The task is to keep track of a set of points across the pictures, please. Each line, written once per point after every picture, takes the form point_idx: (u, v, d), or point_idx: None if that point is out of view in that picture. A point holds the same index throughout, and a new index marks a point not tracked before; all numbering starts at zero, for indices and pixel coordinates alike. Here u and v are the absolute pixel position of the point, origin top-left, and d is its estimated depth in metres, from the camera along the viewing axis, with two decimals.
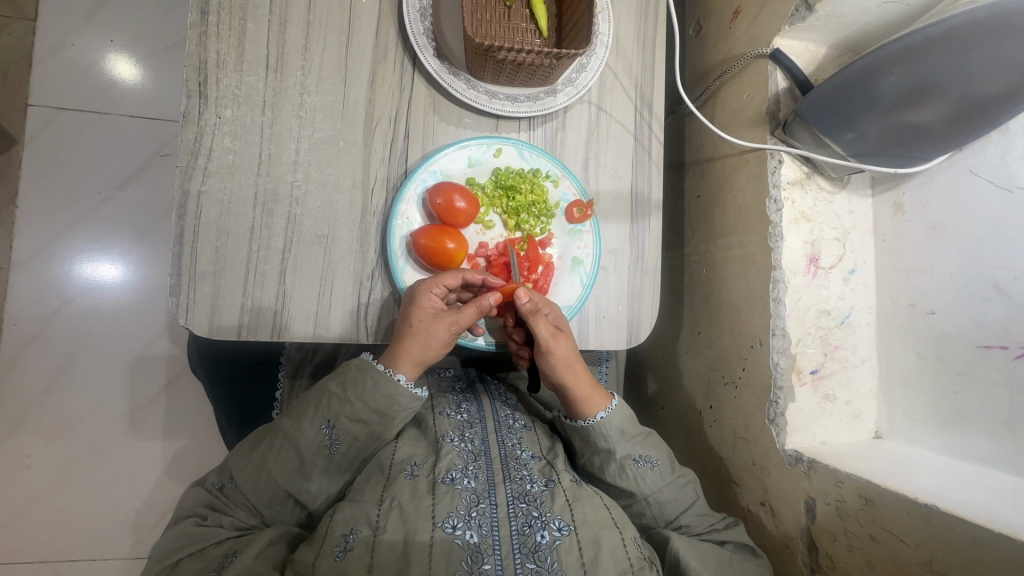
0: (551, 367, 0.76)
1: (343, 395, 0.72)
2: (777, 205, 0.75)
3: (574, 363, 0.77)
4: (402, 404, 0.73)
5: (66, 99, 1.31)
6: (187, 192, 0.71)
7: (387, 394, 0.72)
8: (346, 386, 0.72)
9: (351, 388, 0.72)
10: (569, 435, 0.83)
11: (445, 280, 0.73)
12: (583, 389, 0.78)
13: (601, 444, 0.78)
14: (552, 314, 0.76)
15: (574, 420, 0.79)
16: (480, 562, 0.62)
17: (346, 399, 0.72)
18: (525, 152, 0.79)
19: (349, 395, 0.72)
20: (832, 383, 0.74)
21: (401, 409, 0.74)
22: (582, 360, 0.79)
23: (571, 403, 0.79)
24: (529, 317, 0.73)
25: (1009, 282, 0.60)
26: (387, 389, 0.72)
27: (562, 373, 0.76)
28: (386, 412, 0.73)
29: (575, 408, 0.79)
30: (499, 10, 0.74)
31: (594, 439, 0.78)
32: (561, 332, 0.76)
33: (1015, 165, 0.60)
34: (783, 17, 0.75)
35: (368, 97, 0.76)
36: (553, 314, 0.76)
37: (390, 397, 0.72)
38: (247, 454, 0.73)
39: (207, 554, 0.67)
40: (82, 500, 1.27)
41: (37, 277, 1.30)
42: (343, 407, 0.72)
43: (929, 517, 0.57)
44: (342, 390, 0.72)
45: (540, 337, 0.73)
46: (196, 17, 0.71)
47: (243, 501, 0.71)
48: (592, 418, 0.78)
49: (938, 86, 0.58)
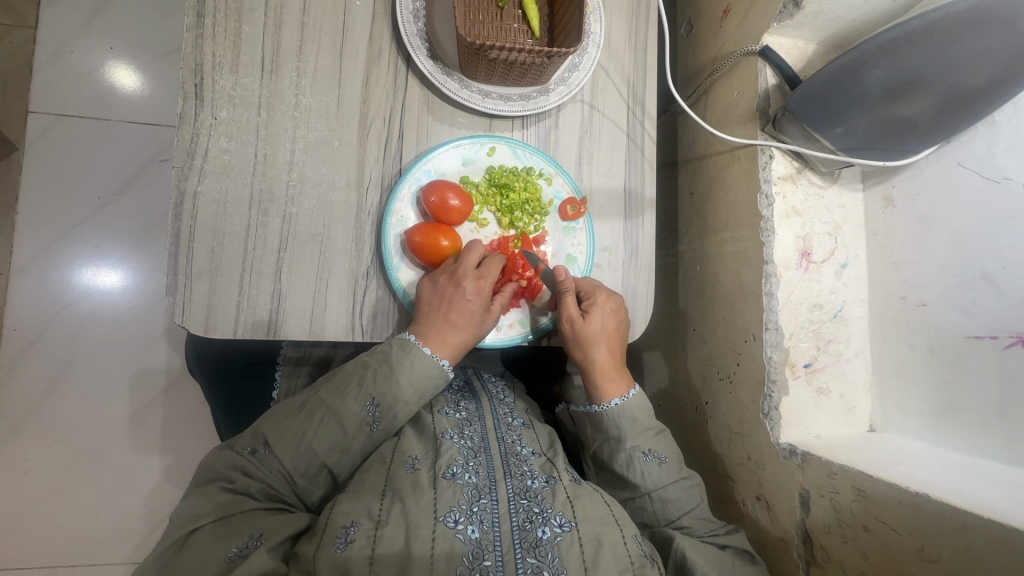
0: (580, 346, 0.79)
1: (389, 373, 0.73)
2: (768, 200, 0.76)
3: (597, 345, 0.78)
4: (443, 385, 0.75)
5: (66, 106, 1.33)
6: (184, 191, 0.71)
7: (426, 373, 0.74)
8: (391, 364, 0.73)
9: (397, 367, 0.73)
10: (580, 421, 0.83)
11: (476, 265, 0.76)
12: (603, 371, 0.79)
13: (610, 434, 0.79)
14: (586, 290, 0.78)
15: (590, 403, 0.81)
16: (481, 558, 0.62)
17: (393, 378, 0.73)
18: (519, 150, 0.80)
19: (396, 374, 0.73)
20: (826, 377, 0.74)
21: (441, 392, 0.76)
22: (614, 340, 0.79)
23: (591, 384, 0.80)
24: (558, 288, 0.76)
25: (998, 272, 0.60)
26: (427, 371, 0.74)
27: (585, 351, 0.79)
28: (423, 394, 0.74)
29: (592, 389, 0.80)
30: (492, 11, 0.75)
31: (605, 424, 0.79)
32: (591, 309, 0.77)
33: (1001, 156, 0.61)
34: (771, 15, 0.76)
35: (363, 97, 0.77)
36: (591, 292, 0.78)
37: (434, 377, 0.75)
38: (286, 421, 0.73)
39: (235, 526, 0.65)
40: (80, 504, 1.27)
41: (35, 282, 1.30)
42: (388, 385, 0.73)
43: (920, 505, 0.57)
44: (389, 367, 0.73)
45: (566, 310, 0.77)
46: (193, 20, 0.72)
47: (278, 469, 0.71)
48: (606, 404, 0.79)
49: (924, 79, 0.58)
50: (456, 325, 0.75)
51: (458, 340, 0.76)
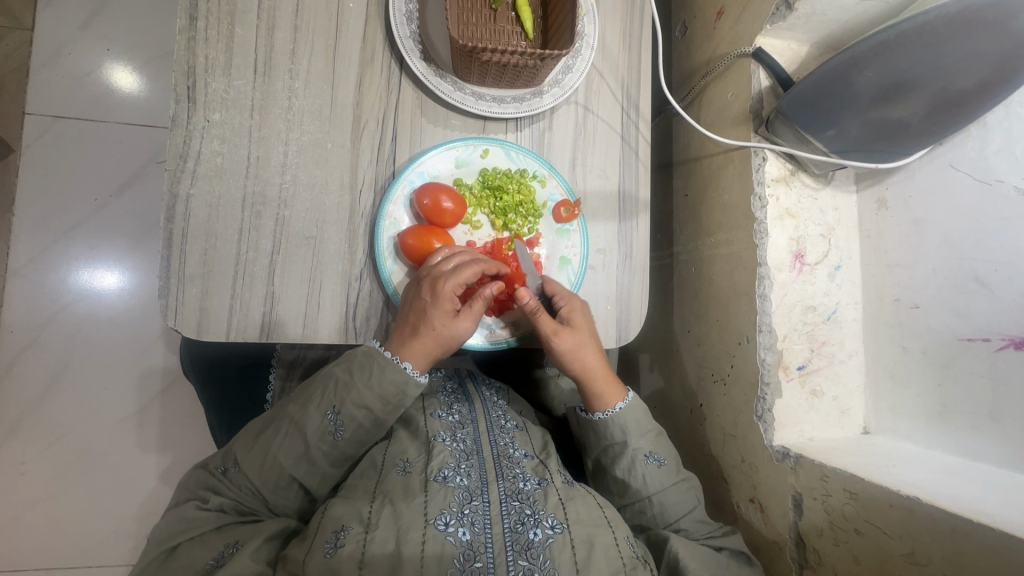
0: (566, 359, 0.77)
1: (348, 380, 0.73)
2: (762, 202, 0.76)
3: (585, 355, 0.78)
4: (404, 391, 0.74)
5: (63, 108, 1.33)
6: (176, 194, 0.71)
7: (387, 379, 0.73)
8: (352, 371, 0.73)
9: (357, 374, 0.73)
10: (583, 429, 0.83)
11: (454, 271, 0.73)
12: (598, 380, 0.79)
13: (615, 439, 0.79)
14: (568, 307, 0.77)
15: (592, 413, 0.80)
16: (472, 560, 0.62)
17: (352, 384, 0.73)
18: (512, 152, 0.80)
19: (355, 380, 0.73)
20: (820, 379, 0.74)
21: (404, 398, 0.75)
22: (597, 350, 0.79)
23: (587, 394, 0.80)
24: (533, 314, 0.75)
25: (990, 274, 0.60)
26: (391, 376, 0.73)
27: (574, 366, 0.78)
28: (385, 399, 0.74)
29: (591, 399, 0.80)
30: (485, 14, 0.75)
31: (608, 431, 0.79)
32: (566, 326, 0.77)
33: (993, 158, 0.61)
34: (764, 16, 0.76)
35: (356, 99, 0.77)
36: (568, 308, 0.77)
37: (395, 384, 0.73)
38: (255, 437, 0.74)
39: (208, 541, 0.66)
40: (77, 506, 1.27)
41: (32, 284, 1.31)
42: (348, 393, 0.73)
43: (911, 508, 0.57)
44: (348, 375, 0.73)
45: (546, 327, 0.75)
46: (185, 22, 0.72)
47: (247, 485, 0.72)
48: (609, 409, 0.79)
49: (916, 81, 0.58)
50: (417, 327, 0.72)
51: (419, 344, 0.73)
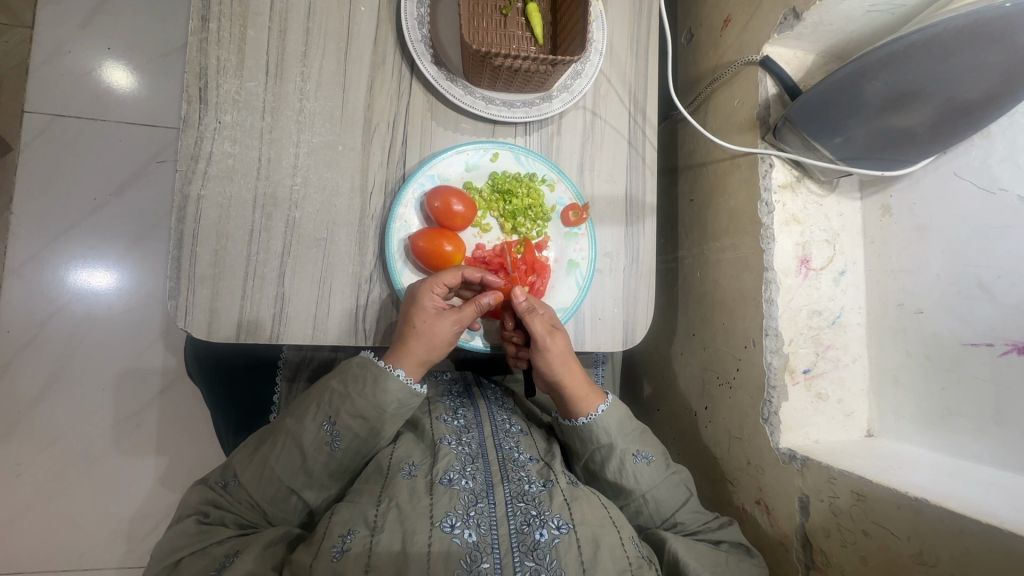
0: (549, 366, 0.77)
1: (343, 391, 0.74)
2: (768, 208, 0.77)
3: (569, 362, 0.78)
4: (399, 400, 0.75)
5: (62, 107, 1.32)
6: (187, 195, 0.71)
7: (383, 391, 0.73)
8: (347, 383, 0.74)
9: (352, 385, 0.74)
10: (568, 438, 0.84)
11: (445, 280, 0.73)
12: (579, 388, 0.80)
13: (601, 443, 0.79)
14: (547, 315, 0.78)
15: (574, 420, 0.80)
16: (478, 561, 0.62)
17: (347, 395, 0.74)
18: (522, 156, 0.80)
19: (349, 391, 0.74)
20: (825, 382, 0.75)
21: (398, 407, 0.75)
22: (578, 360, 0.80)
23: (567, 402, 0.80)
24: (525, 316, 0.74)
25: (993, 281, 0.61)
26: (384, 385, 0.74)
27: (560, 371, 0.78)
28: (382, 409, 0.74)
29: (573, 407, 0.80)
30: (496, 19, 0.76)
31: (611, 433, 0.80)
32: (558, 330, 0.78)
33: (997, 167, 0.62)
34: (771, 25, 0.77)
35: (367, 102, 0.77)
36: (548, 314, 0.78)
37: (386, 391, 0.74)
38: (253, 452, 0.74)
39: (209, 553, 0.66)
40: (73, 508, 1.26)
41: (29, 284, 1.29)
42: (343, 403, 0.74)
43: (918, 509, 0.58)
44: (343, 386, 0.74)
45: (537, 334, 0.75)
46: (197, 23, 0.72)
47: (246, 498, 0.72)
48: (586, 417, 0.79)
49: (923, 91, 0.60)
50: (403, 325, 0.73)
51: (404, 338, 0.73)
